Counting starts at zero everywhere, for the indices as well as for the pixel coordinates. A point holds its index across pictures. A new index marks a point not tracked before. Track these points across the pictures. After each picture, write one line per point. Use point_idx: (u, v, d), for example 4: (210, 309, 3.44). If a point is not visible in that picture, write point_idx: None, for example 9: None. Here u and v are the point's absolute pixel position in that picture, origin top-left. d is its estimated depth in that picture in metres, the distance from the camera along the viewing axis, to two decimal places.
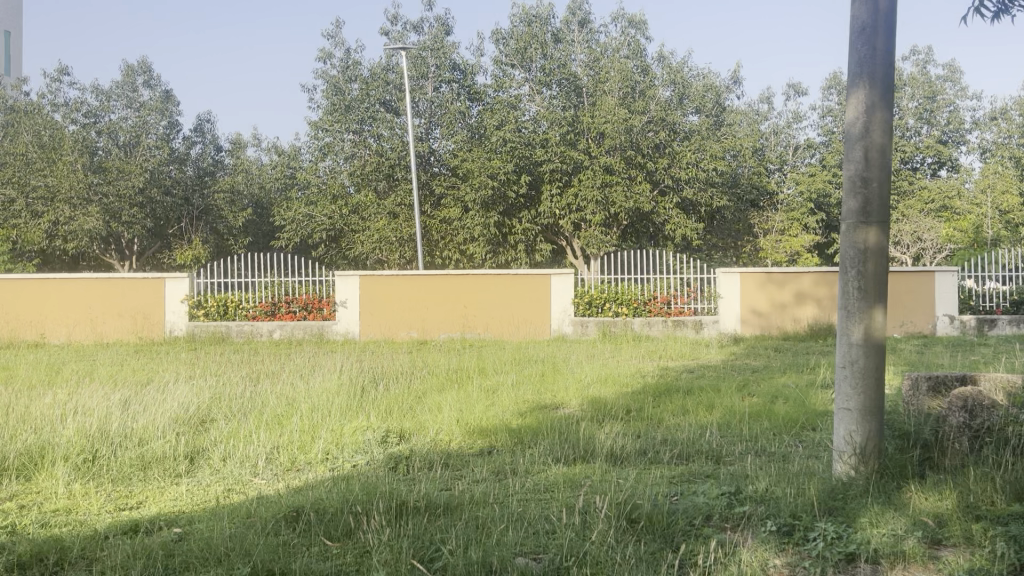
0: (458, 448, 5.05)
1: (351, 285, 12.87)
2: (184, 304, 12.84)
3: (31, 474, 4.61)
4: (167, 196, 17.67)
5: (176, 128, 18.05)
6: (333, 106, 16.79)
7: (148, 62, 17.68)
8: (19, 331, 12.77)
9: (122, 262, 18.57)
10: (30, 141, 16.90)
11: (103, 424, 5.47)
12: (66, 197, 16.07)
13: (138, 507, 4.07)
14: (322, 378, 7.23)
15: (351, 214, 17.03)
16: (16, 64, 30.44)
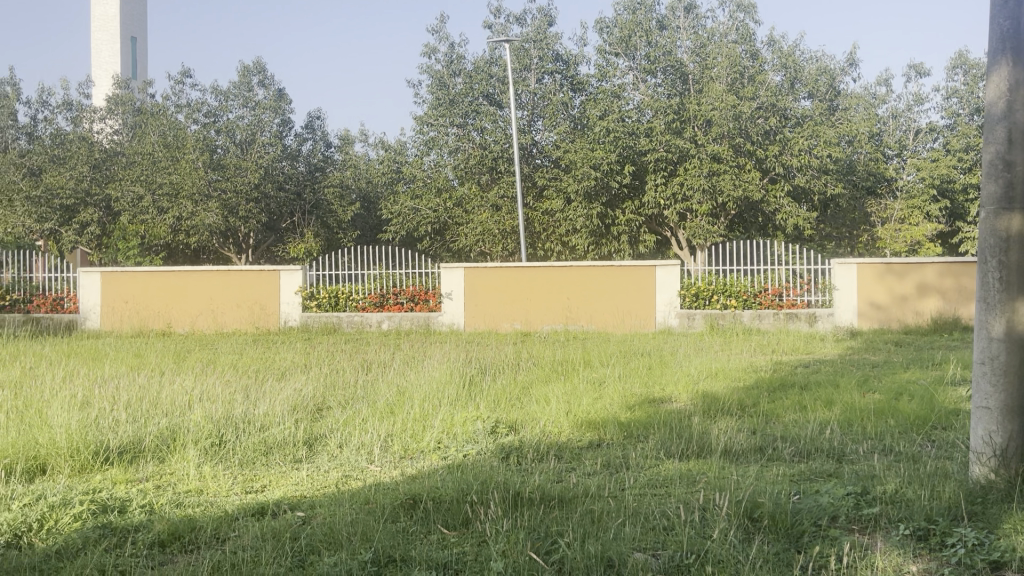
0: (568, 440, 5.04)
1: (456, 277, 13.07)
2: (298, 296, 13.30)
3: (165, 456, 4.86)
4: (280, 192, 18.37)
5: (289, 125, 18.70)
6: (439, 100, 17.13)
7: (263, 62, 18.38)
8: (149, 321, 13.54)
9: (239, 255, 19.40)
10: (156, 141, 17.87)
11: (227, 410, 5.72)
12: (189, 194, 16.90)
13: (263, 490, 4.23)
14: (431, 368, 7.35)
15: (455, 207, 17.21)
16: (141, 69, 32.20)
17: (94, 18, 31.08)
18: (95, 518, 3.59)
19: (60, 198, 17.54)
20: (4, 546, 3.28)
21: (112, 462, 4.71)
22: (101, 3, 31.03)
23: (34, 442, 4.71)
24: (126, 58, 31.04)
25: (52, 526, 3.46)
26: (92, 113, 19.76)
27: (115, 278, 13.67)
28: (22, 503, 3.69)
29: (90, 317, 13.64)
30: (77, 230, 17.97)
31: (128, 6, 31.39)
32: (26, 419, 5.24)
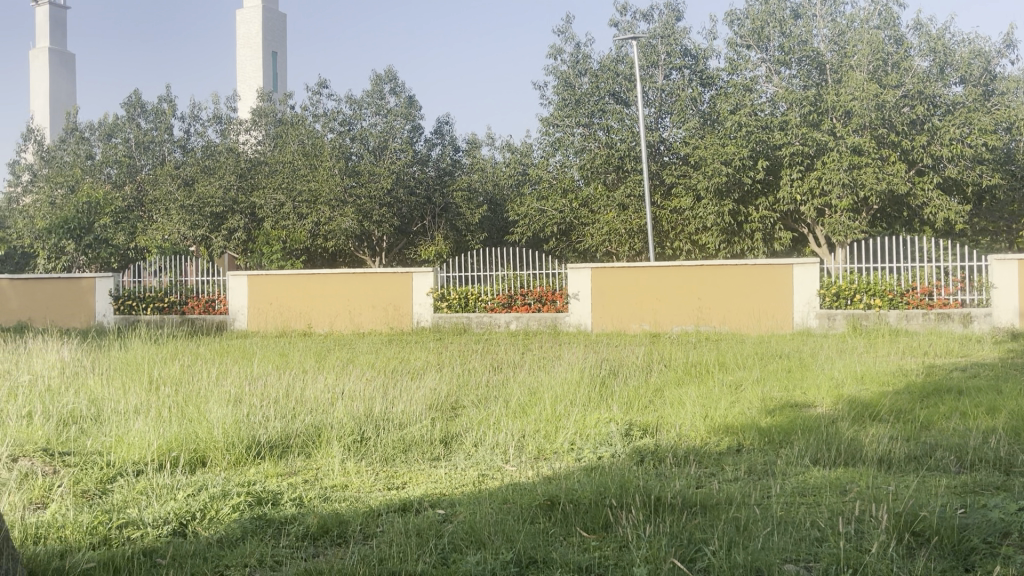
0: (707, 444, 4.90)
1: (584, 278, 13.03)
2: (429, 297, 13.62)
3: (311, 452, 5.08)
4: (411, 196, 18.90)
5: (419, 131, 19.20)
6: (564, 101, 17.03)
7: (394, 71, 18.92)
8: (291, 321, 14.22)
9: (373, 258, 20.09)
10: (296, 150, 18.75)
11: (367, 408, 5.91)
12: (326, 200, 17.65)
13: (404, 487, 4.34)
14: (562, 369, 7.33)
15: (581, 208, 17.15)
16: (281, 81, 33.86)
17: (239, 36, 32.99)
18: (251, 509, 3.78)
19: (210, 206, 18.68)
20: (171, 533, 3.49)
21: (263, 456, 4.95)
22: (245, 21, 32.91)
23: (195, 435, 5.01)
24: (267, 72, 32.77)
25: (212, 516, 3.67)
26: (238, 125, 21.09)
27: (259, 281, 14.43)
28: (185, 492, 3.92)
29: (238, 318, 14.46)
30: (225, 235, 19.07)
31: (269, 23, 33.11)
32: (186, 413, 5.59)
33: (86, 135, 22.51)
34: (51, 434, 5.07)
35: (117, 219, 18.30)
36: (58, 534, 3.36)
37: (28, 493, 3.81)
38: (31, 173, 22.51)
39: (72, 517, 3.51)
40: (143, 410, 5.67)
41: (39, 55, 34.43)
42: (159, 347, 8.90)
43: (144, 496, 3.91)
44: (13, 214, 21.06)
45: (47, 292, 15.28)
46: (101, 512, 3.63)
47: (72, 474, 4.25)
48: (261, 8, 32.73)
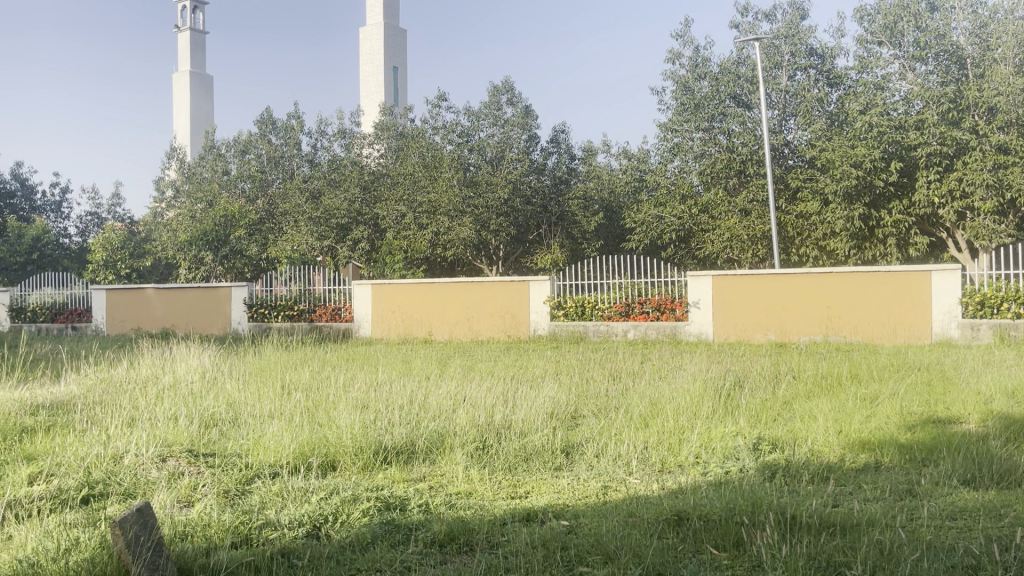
0: (841, 461, 4.68)
1: (705, 285, 12.74)
2: (546, 305, 13.61)
3: (436, 458, 5.16)
4: (528, 205, 19.04)
5: (536, 140, 19.34)
6: (683, 106, 16.70)
7: (511, 81, 19.13)
8: (412, 329, 14.57)
9: (490, 267, 20.33)
10: (417, 162, 19.20)
11: (489, 415, 5.94)
12: (445, 210, 18.02)
13: (527, 497, 4.34)
14: (684, 379, 7.17)
15: (701, 214, 16.81)
16: (403, 95, 34.82)
17: (363, 53, 34.23)
18: (380, 515, 3.86)
19: (336, 218, 19.37)
20: (307, 535, 3.62)
21: (390, 462, 5.07)
22: (368, 38, 34.14)
23: (325, 439, 5.18)
24: (389, 87, 33.79)
25: (344, 519, 3.77)
26: (361, 139, 21.80)
27: (383, 290, 14.89)
28: (319, 495, 4.05)
29: (362, 326, 14.93)
30: (350, 246, 19.71)
31: (390, 39, 34.16)
32: (315, 417, 5.79)
33: (222, 152, 23.85)
34: (194, 435, 5.35)
35: (251, 232, 19.27)
36: (203, 533, 3.53)
37: (175, 492, 4.03)
38: (174, 189, 24.02)
39: (216, 516, 3.68)
40: (277, 415, 5.91)
41: (181, 79, 36.78)
42: (289, 353, 9.27)
43: (280, 498, 4.07)
44: (158, 227, 22.54)
45: (190, 301, 16.27)
46: (242, 512, 3.79)
47: (214, 474, 4.47)
48: (382, 25, 33.84)
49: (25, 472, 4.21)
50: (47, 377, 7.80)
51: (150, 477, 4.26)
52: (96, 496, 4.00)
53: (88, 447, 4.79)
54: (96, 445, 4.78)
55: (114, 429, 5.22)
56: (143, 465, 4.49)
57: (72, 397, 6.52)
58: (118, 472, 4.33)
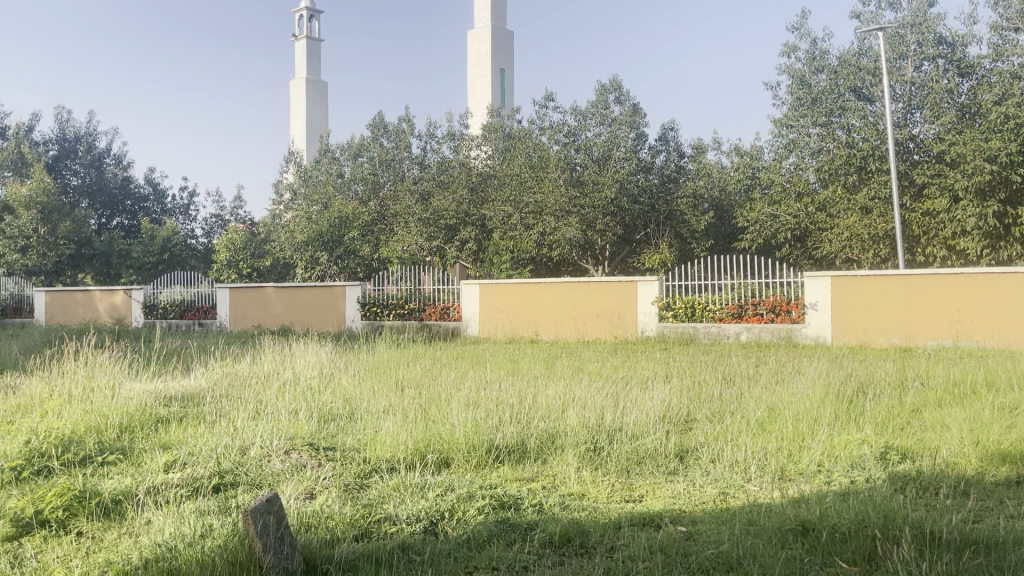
0: (980, 474, 4.38)
1: (823, 287, 12.26)
2: (655, 306, 13.38)
3: (547, 458, 5.14)
4: (635, 205, 18.84)
5: (644, 138, 19.15)
6: (800, 100, 16.35)
7: (618, 80, 18.98)
8: (519, 329, 14.63)
9: (596, 267, 20.21)
10: (523, 162, 19.25)
11: (599, 417, 5.88)
12: (551, 210, 17.98)
13: (641, 500, 4.26)
14: (802, 384, 6.90)
15: (818, 212, 16.21)
16: (510, 97, 35.07)
17: (470, 56, 34.69)
18: (495, 513, 3.87)
19: (444, 219, 19.69)
20: (424, 530, 3.67)
21: (502, 460, 5.08)
22: (477, 41, 34.58)
23: (439, 436, 5.25)
24: (496, 89, 34.09)
25: (460, 517, 3.80)
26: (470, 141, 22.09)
27: (491, 290, 15.03)
28: (434, 492, 4.09)
29: (470, 325, 15.11)
30: (458, 246, 19.96)
31: (498, 41, 34.49)
32: (428, 414, 5.87)
33: (337, 156, 24.65)
34: (314, 429, 5.53)
35: (363, 233, 19.81)
36: (326, 525, 3.63)
37: (298, 484, 4.16)
38: (292, 191, 25.01)
39: (337, 509, 3.78)
40: (392, 411, 6.03)
41: (298, 86, 38.28)
42: (400, 351, 9.46)
43: (397, 493, 4.13)
44: (277, 228, 23.47)
45: (307, 299, 16.91)
46: (361, 506, 3.88)
47: (335, 468, 4.59)
48: (490, 28, 34.19)
49: (161, 460, 4.44)
50: (178, 371, 8.23)
51: (274, 469, 4.41)
52: (226, 485, 4.17)
53: (217, 438, 5.02)
54: (224, 436, 5.00)
55: (241, 421, 5.45)
56: (268, 458, 4.66)
57: (201, 390, 6.85)
58: (245, 463, 4.51)
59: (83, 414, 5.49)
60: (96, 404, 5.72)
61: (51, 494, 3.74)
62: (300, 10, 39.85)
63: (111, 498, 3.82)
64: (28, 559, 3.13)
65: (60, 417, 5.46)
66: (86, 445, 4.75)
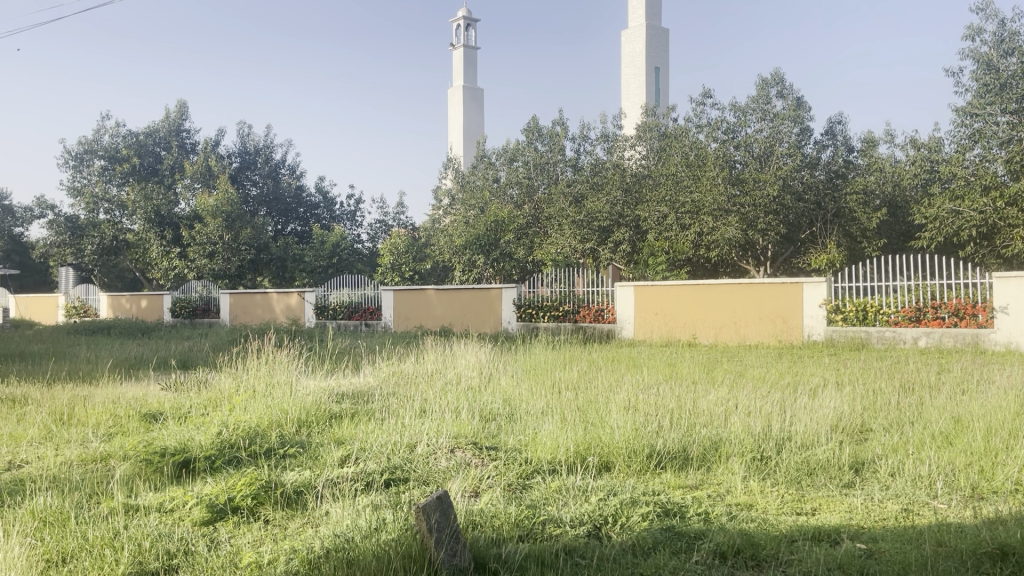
0: None
1: (1014, 288, 11.19)
2: (823, 309, 12.74)
3: (711, 466, 5.00)
4: (799, 202, 18.04)
5: (809, 133, 18.37)
6: (986, 87, 15.20)
7: (781, 73, 18.26)
8: (676, 332, 14.33)
9: (757, 268, 19.56)
10: (680, 162, 18.88)
11: (766, 425, 5.64)
12: (710, 210, 17.59)
13: (815, 514, 4.05)
14: (994, 394, 6.34)
15: (1008, 207, 14.81)
16: (664, 95, 34.49)
17: (624, 56, 34.44)
18: (660, 520, 3.80)
19: (598, 220, 19.60)
20: (588, 535, 3.65)
21: (665, 467, 4.98)
22: (630, 41, 34.32)
23: (599, 439, 5.21)
24: (651, 87, 33.63)
25: (624, 522, 3.75)
26: (624, 141, 21.96)
27: (646, 292, 14.84)
28: (597, 496, 4.07)
29: (625, 327, 14.98)
30: (612, 248, 19.82)
31: (652, 40, 34.04)
32: (586, 417, 5.84)
33: (492, 161, 25.13)
34: (476, 428, 5.64)
35: (518, 235, 20.09)
36: (492, 524, 3.68)
37: (464, 481, 4.26)
38: (450, 197, 25.73)
39: (501, 508, 3.83)
40: (551, 413, 6.05)
41: (455, 93, 39.38)
42: (557, 353, 9.51)
43: (560, 495, 4.14)
44: (435, 233, 24.21)
45: (466, 300, 17.34)
46: (525, 506, 3.92)
47: (497, 467, 4.66)
48: (645, 26, 33.83)
49: (336, 455, 4.67)
50: (349, 370, 8.66)
51: (441, 467, 4.54)
52: (395, 480, 4.33)
53: (386, 435, 5.22)
54: (393, 433, 5.20)
55: (407, 419, 5.65)
56: (434, 455, 4.81)
57: (370, 389, 7.15)
58: (412, 460, 4.67)
59: (266, 408, 5.88)
60: (276, 400, 6.10)
61: (241, 483, 4.02)
62: (457, 19, 40.94)
63: (293, 490, 4.06)
64: (223, 543, 3.36)
65: (246, 412, 5.87)
66: (268, 438, 5.07)
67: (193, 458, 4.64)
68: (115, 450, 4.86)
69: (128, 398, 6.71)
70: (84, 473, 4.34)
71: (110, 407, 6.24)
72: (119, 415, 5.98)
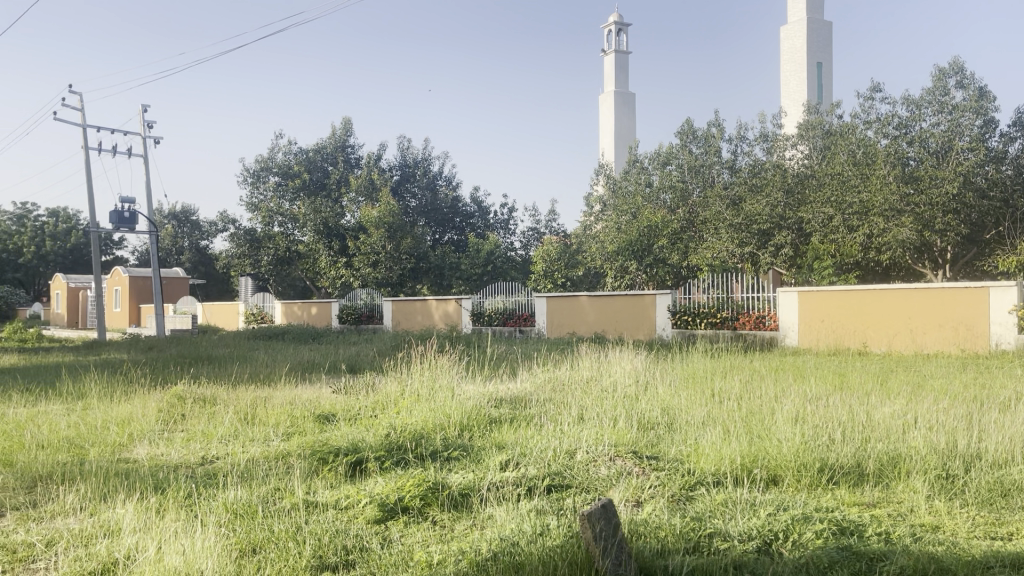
0: None
1: None
2: (1013, 316, 11.62)
3: (891, 483, 4.68)
4: (984, 200, 16.76)
5: (994, 125, 17.08)
6: None
7: (961, 62, 17.02)
8: (845, 340, 13.58)
9: (935, 273, 18.25)
10: (847, 160, 17.99)
11: (951, 440, 5.21)
12: (880, 210, 16.51)
13: (1012, 539, 3.70)
14: None
15: None
16: (827, 91, 32.82)
17: (784, 53, 33.18)
18: (836, 538, 3.59)
19: (757, 224, 18.91)
20: (757, 550, 3.51)
21: (837, 482, 4.72)
22: (791, 36, 33.03)
23: (765, 452, 4.99)
24: (813, 84, 32.13)
25: (796, 539, 3.57)
26: (785, 141, 21.20)
27: (812, 297, 14.17)
28: (767, 511, 3.90)
29: (789, 334, 14.37)
30: (773, 252, 19.07)
31: (814, 34, 32.55)
32: (751, 428, 5.63)
33: (645, 166, 24.85)
34: (635, 437, 5.56)
35: (673, 241, 19.72)
36: (657, 535, 3.61)
37: (625, 491, 4.21)
38: (602, 203, 25.62)
39: (666, 520, 3.76)
40: (714, 423, 5.87)
41: (607, 99, 39.34)
42: (718, 362, 9.21)
43: (726, 509, 4.00)
44: (588, 238, 24.19)
45: (620, 307, 17.21)
46: (690, 518, 3.82)
47: (659, 477, 4.58)
48: (806, 20, 32.42)
49: (497, 459, 4.76)
50: (506, 375, 8.79)
51: (602, 474, 4.52)
52: (557, 487, 4.34)
53: (546, 440, 5.26)
54: (553, 439, 5.23)
55: (567, 426, 5.66)
56: (594, 463, 4.79)
57: (527, 394, 7.23)
58: (573, 466, 4.67)
59: (431, 411, 6.07)
60: (439, 404, 6.29)
61: (410, 484, 4.17)
62: (609, 25, 40.89)
63: (459, 492, 4.16)
64: (394, 541, 3.50)
65: (412, 415, 6.08)
66: (433, 440, 5.24)
67: (364, 458, 4.86)
68: (294, 448, 5.18)
69: (303, 399, 7.13)
70: (269, 469, 4.65)
71: (288, 408, 6.67)
72: (296, 415, 6.37)
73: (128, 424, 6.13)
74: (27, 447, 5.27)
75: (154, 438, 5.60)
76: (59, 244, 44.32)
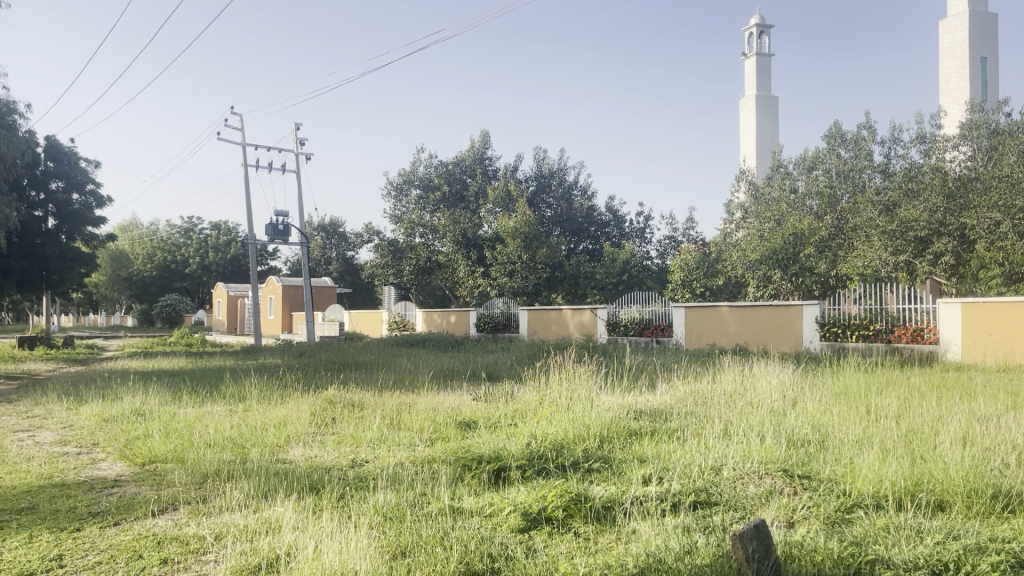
0: None
1: None
2: None
3: None
4: None
5: None
6: None
7: None
8: (1016, 354, 12.38)
9: None
10: (1016, 161, 16.68)
11: None
12: None
13: None
14: None
15: None
16: (992, 88, 30.55)
17: (943, 49, 31.24)
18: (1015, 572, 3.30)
19: (913, 230, 17.76)
20: None
21: (1013, 510, 4.33)
22: (950, 31, 31.02)
23: (930, 474, 4.66)
24: (976, 81, 30.00)
25: (969, 571, 3.30)
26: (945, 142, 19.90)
27: (976, 309, 13.12)
28: (935, 538, 3.63)
29: (951, 349, 13.39)
30: (931, 260, 17.86)
31: (977, 27, 30.41)
32: (913, 449, 5.27)
33: (790, 171, 23.99)
34: (784, 454, 5.33)
35: (820, 249, 18.86)
36: (812, 559, 3.44)
37: (777, 511, 4.04)
38: (743, 210, 24.91)
39: (822, 542, 3.58)
40: (870, 442, 5.55)
41: (749, 103, 38.26)
42: (872, 377, 8.72)
43: (888, 534, 3.76)
44: (728, 246, 23.53)
45: (764, 318, 16.65)
46: (849, 543, 3.61)
47: (812, 498, 4.37)
48: (968, 13, 30.25)
49: (640, 472, 4.68)
50: (645, 387, 8.66)
51: (751, 493, 4.36)
52: (703, 504, 4.22)
53: (691, 455, 5.13)
54: (697, 454, 5.09)
55: (711, 441, 5.51)
56: (742, 480, 4.63)
57: (667, 407, 7.09)
58: (720, 483, 4.52)
59: (571, 422, 6.06)
60: (579, 414, 6.27)
61: (553, 494, 4.16)
62: (750, 27, 39.82)
63: (602, 504, 4.11)
64: (539, 551, 3.50)
65: (551, 424, 6.09)
66: (574, 451, 5.22)
67: (506, 466, 4.91)
68: (438, 454, 5.30)
69: (445, 406, 7.29)
70: (416, 474, 4.78)
71: (431, 414, 6.84)
72: (439, 421, 6.51)
73: (284, 426, 6.46)
74: (196, 445, 5.65)
75: (308, 440, 5.89)
76: (221, 255, 47.49)
